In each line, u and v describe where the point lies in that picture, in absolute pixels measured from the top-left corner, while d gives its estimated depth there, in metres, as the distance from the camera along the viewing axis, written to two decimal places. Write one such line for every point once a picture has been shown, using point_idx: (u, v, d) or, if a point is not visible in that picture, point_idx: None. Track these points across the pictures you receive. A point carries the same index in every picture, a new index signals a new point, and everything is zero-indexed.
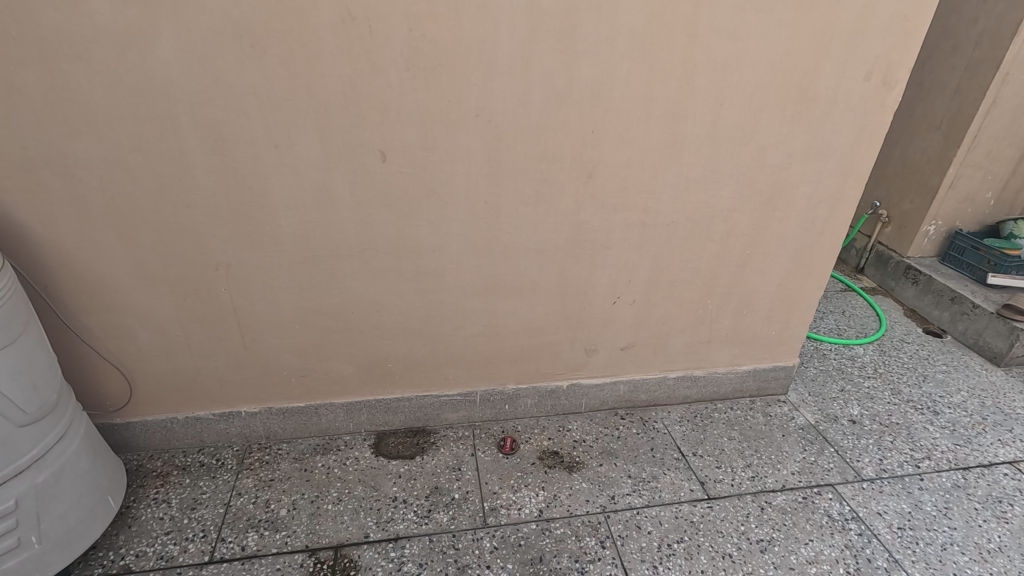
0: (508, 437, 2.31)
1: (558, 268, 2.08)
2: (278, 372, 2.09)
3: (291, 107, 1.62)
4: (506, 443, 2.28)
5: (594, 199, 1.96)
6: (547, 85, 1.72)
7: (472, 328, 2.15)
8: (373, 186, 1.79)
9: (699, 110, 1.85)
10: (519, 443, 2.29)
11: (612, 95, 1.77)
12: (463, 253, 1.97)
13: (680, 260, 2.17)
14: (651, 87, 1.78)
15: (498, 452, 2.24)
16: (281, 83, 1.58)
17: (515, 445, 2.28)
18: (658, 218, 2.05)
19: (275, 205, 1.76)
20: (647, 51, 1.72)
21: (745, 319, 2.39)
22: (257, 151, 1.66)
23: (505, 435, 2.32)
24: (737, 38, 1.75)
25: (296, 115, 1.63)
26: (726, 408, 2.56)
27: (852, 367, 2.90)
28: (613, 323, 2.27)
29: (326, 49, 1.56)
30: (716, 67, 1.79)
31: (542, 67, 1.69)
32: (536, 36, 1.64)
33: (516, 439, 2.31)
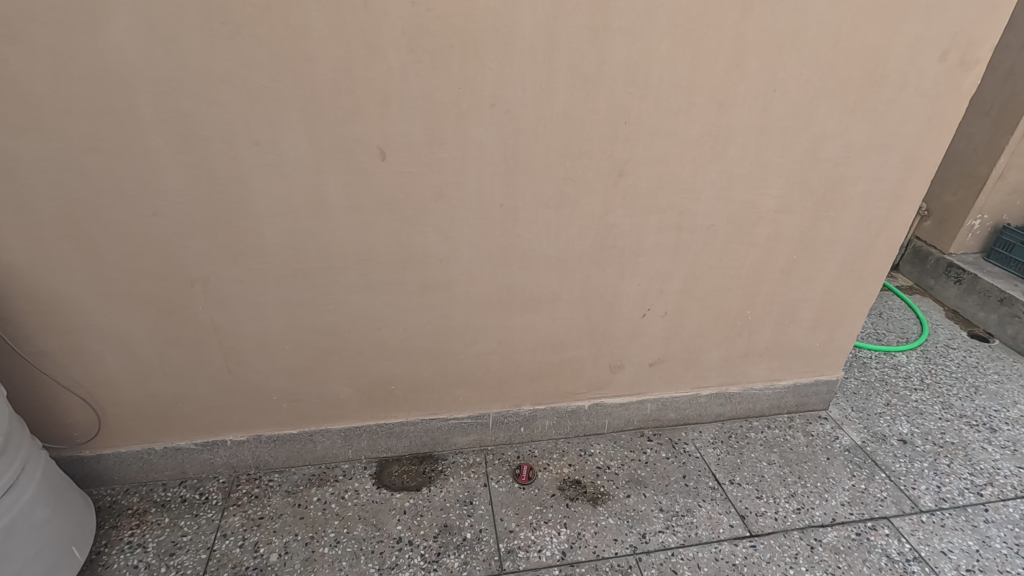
0: (524, 464, 2.09)
1: (582, 279, 1.83)
2: (267, 397, 1.85)
3: (273, 96, 1.36)
4: (522, 471, 2.06)
5: (625, 200, 1.70)
6: (575, 67, 1.45)
7: (484, 346, 1.90)
8: (371, 189, 1.53)
9: (750, 96, 1.59)
10: (536, 471, 2.06)
11: (650, 79, 1.51)
12: (475, 264, 1.72)
13: (720, 267, 1.91)
14: (696, 69, 1.52)
15: (514, 482, 2.02)
16: (259, 67, 1.32)
17: (533, 474, 2.05)
18: (697, 220, 1.79)
19: (257, 212, 1.51)
20: (692, 27, 1.45)
21: (788, 330, 2.15)
22: (234, 149, 1.41)
23: (521, 462, 2.10)
24: (799, 10, 1.48)
25: (278, 106, 1.38)
26: (763, 427, 2.32)
27: (896, 378, 2.66)
28: (643, 337, 2.02)
29: (312, 26, 1.29)
30: (773, 45, 1.52)
31: (570, 46, 1.42)
32: (562, 9, 1.37)
33: (533, 467, 2.08)
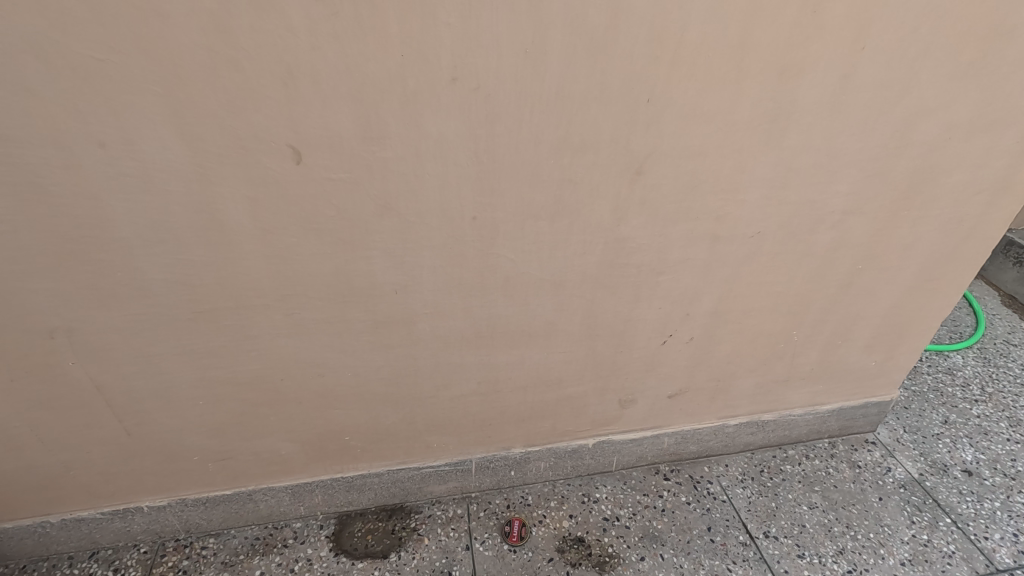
0: (516, 519, 1.72)
1: (585, 304, 1.40)
2: (186, 458, 1.46)
3: (114, 72, 0.89)
4: (513, 529, 1.69)
5: (644, 206, 1.25)
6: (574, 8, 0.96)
7: (459, 387, 1.50)
8: (286, 203, 1.08)
9: (829, 52, 1.10)
10: (530, 528, 1.70)
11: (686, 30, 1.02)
12: (442, 293, 1.29)
13: (763, 283, 1.48)
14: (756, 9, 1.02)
15: (503, 544, 1.65)
16: (81, 25, 0.84)
17: (527, 532, 1.69)
18: (738, 228, 1.34)
19: (126, 238, 1.06)
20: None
21: (839, 351, 1.73)
22: (70, 154, 0.95)
23: (511, 515, 1.73)
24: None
25: (127, 89, 0.91)
26: (800, 458, 1.95)
27: (952, 387, 2.27)
28: (661, 366, 1.61)
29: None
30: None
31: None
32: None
33: (526, 521, 1.72)
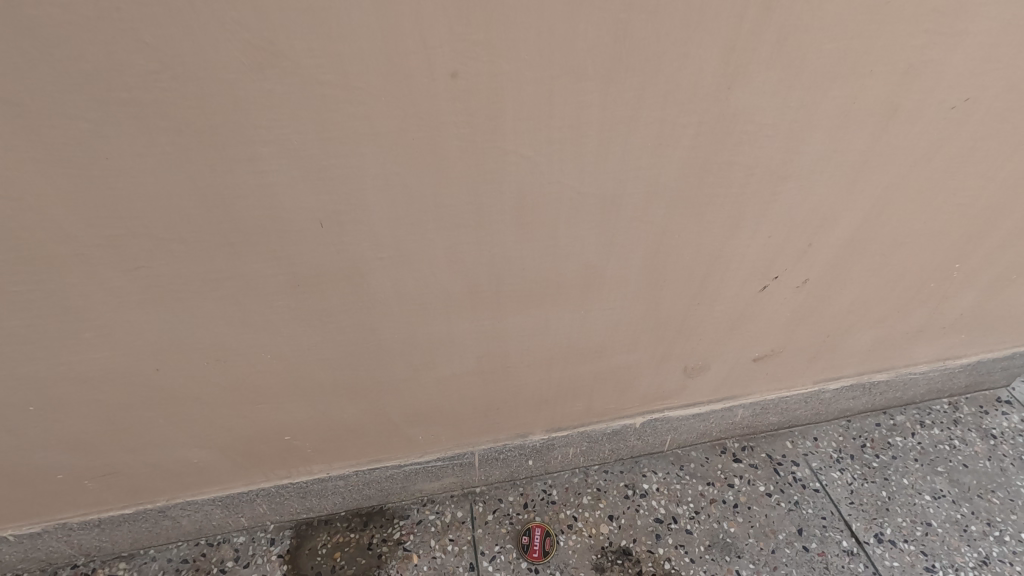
0: (537, 527, 1.26)
1: (652, 235, 0.84)
2: (48, 479, 0.98)
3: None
4: (532, 542, 1.23)
5: (780, 52, 0.65)
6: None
7: (450, 364, 0.98)
8: (43, 45, 0.50)
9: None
10: (556, 539, 1.24)
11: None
12: (407, 227, 0.74)
13: (939, 195, 0.90)
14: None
15: (518, 563, 1.20)
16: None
17: (552, 545, 1.23)
18: (932, 98, 0.75)
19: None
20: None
21: (1006, 291, 1.18)
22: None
23: (529, 521, 1.28)
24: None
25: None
26: (913, 426, 1.46)
27: None
28: (752, 321, 1.08)
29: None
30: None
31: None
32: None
33: (550, 528, 1.26)
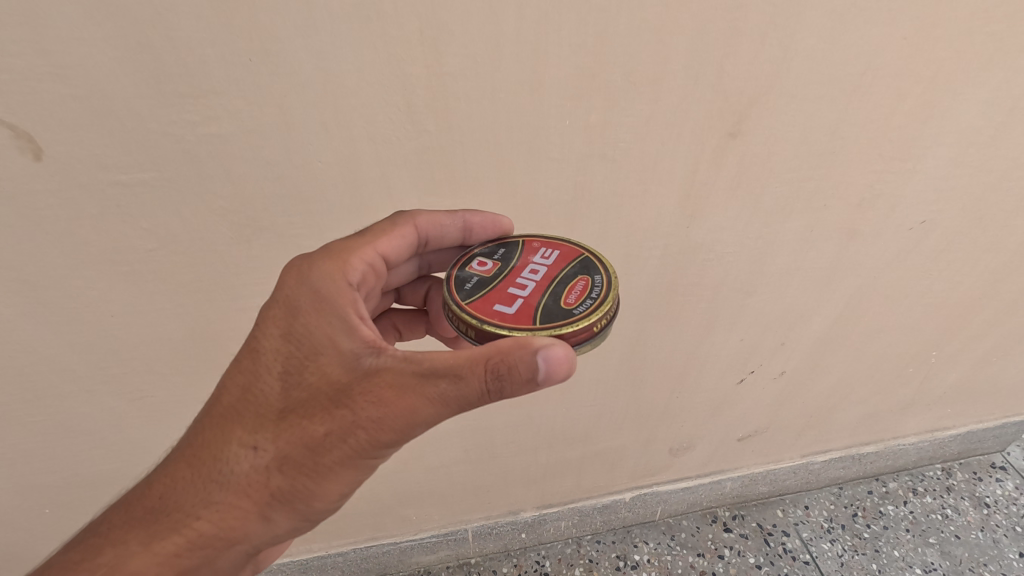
0: (552, 248, 0.61)
1: (622, 346, 0.88)
2: None
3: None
4: (507, 279, 0.58)
5: (728, 194, 0.68)
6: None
7: (434, 454, 1.02)
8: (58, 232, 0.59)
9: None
10: (599, 313, 0.52)
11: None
12: (387, 350, 0.81)
13: (904, 296, 0.92)
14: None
15: (460, 335, 0.55)
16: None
17: (584, 335, 0.51)
18: (883, 219, 0.77)
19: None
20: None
21: (988, 370, 1.17)
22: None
23: (530, 237, 0.64)
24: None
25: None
26: (905, 494, 1.46)
27: None
28: (730, 408, 1.09)
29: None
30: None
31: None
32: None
33: (590, 274, 0.56)
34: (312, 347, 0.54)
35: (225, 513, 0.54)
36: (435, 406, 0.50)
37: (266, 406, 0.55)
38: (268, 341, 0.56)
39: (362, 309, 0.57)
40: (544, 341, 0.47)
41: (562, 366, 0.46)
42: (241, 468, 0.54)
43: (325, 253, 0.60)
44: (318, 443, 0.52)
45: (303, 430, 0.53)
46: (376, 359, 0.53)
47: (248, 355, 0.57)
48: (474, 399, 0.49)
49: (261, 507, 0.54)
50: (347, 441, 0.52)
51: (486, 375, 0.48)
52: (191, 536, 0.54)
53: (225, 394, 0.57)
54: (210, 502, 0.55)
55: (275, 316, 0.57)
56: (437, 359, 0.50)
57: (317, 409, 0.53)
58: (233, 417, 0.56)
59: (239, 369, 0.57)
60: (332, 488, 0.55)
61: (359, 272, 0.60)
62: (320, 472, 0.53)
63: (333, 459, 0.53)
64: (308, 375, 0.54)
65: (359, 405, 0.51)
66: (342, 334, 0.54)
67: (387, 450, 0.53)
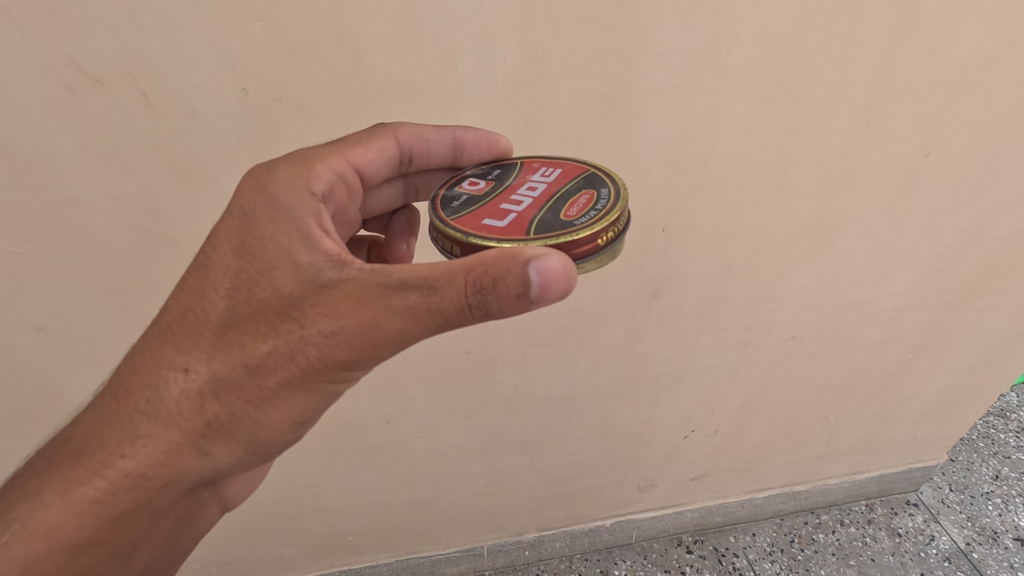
0: (554, 168, 0.68)
1: (599, 413, 1.26)
2: (185, 568, 1.40)
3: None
4: (502, 198, 0.64)
5: (661, 324, 1.08)
6: (580, 68, 0.71)
7: (465, 487, 1.38)
8: None
9: (904, 126, 0.85)
10: (603, 224, 0.57)
11: (730, 108, 0.78)
12: (439, 419, 1.18)
13: (798, 380, 1.30)
14: (819, 70, 0.76)
15: (447, 251, 0.61)
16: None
17: (590, 249, 0.56)
18: (769, 334, 1.16)
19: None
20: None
21: (882, 430, 1.53)
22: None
23: (529, 160, 0.71)
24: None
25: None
26: (834, 525, 1.79)
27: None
28: (682, 455, 1.45)
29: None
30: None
31: (582, 33, 0.68)
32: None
33: (595, 189, 0.62)
34: (264, 264, 0.60)
35: (155, 445, 0.61)
36: (402, 319, 0.54)
37: (207, 321, 0.61)
38: (223, 249, 0.62)
39: (324, 220, 0.62)
40: (536, 253, 0.51)
41: (560, 280, 0.49)
42: (174, 392, 0.61)
43: (296, 156, 0.68)
44: (258, 364, 0.58)
45: (244, 347, 0.59)
46: (336, 272, 0.57)
47: (198, 274, 0.63)
48: (453, 314, 0.52)
49: (194, 436, 0.61)
50: (293, 361, 0.57)
51: (467, 288, 0.51)
52: (118, 476, 0.61)
53: (170, 314, 0.63)
54: (140, 438, 0.62)
55: (230, 227, 0.63)
56: (413, 274, 0.53)
57: (261, 322, 0.58)
58: (172, 338, 0.62)
59: (186, 289, 0.63)
60: (276, 417, 0.61)
61: (325, 179, 0.66)
62: (261, 396, 0.59)
63: (272, 384, 0.59)
64: (258, 290, 0.59)
65: (309, 319, 0.56)
66: (303, 249, 0.59)
67: (344, 371, 0.58)
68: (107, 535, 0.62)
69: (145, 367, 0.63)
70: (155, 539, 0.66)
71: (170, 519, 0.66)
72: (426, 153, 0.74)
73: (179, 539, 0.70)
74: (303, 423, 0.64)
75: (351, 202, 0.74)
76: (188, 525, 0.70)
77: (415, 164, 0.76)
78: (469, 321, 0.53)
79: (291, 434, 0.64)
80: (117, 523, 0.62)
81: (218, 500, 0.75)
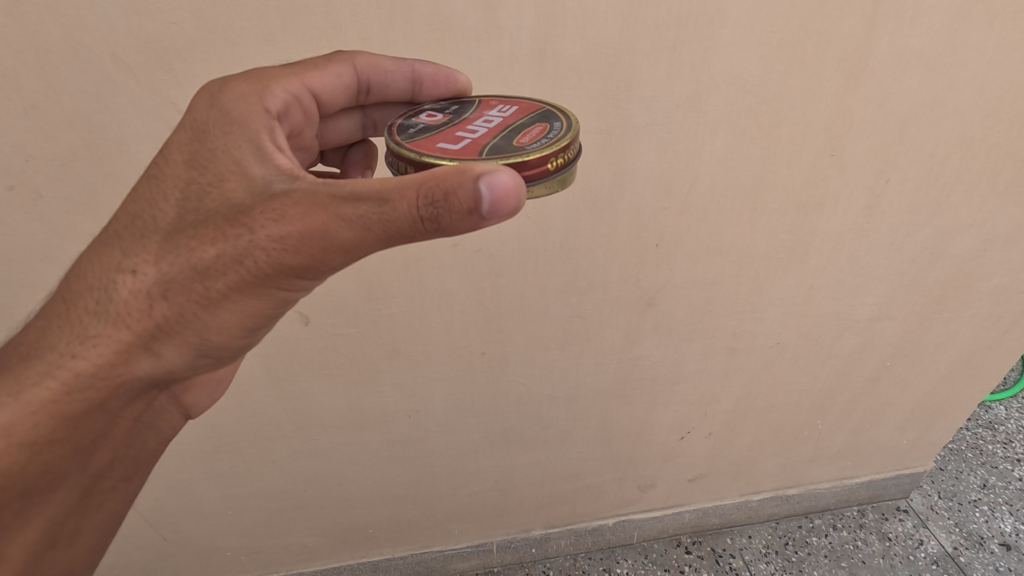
0: (510, 106, 0.73)
1: (600, 413, 1.38)
2: (219, 554, 1.51)
3: (62, 57, 0.73)
4: (458, 127, 0.70)
5: (656, 329, 1.20)
6: (582, 109, 0.85)
7: (477, 482, 1.49)
8: (297, 355, 1.11)
9: (862, 158, 0.98)
10: (553, 148, 0.62)
11: (710, 143, 0.92)
12: (456, 415, 1.30)
13: (784, 384, 1.42)
14: (786, 112, 0.90)
15: (401, 171, 0.65)
16: (52, 110, 0.76)
17: (541, 172, 0.61)
18: (754, 340, 1.28)
19: (64, 245, 0.86)
20: (797, 35, 0.83)
21: (866, 435, 1.64)
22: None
23: (487, 99, 0.76)
24: (984, 5, 0.84)
25: (76, 62, 0.73)
26: (828, 528, 1.78)
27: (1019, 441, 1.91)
28: (678, 455, 1.56)
29: (134, 57, 0.74)
30: (925, 50, 0.87)
31: (584, 81, 0.83)
32: (584, 19, 0.78)
33: (548, 122, 0.68)
34: (216, 174, 0.62)
35: (105, 346, 0.64)
36: (352, 227, 0.56)
37: (158, 227, 0.64)
38: (176, 159, 0.65)
39: (276, 135, 0.66)
40: (487, 170, 0.54)
41: (510, 196, 0.54)
42: (123, 292, 0.63)
43: (255, 75, 0.71)
44: (207, 267, 0.61)
45: (192, 251, 0.62)
46: (287, 183, 0.60)
47: (150, 183, 0.65)
48: (404, 225, 0.55)
49: (144, 338, 0.64)
50: (241, 263, 0.60)
51: (418, 201, 0.54)
52: (69, 375, 0.64)
53: (121, 220, 0.66)
54: (90, 339, 0.64)
55: (184, 141, 0.65)
56: (365, 187, 0.56)
57: (210, 227, 0.61)
58: (122, 242, 0.65)
59: (136, 198, 0.65)
60: (225, 320, 0.64)
61: (278, 99, 0.71)
62: (210, 299, 0.62)
63: (220, 287, 0.61)
64: (208, 196, 0.62)
65: (258, 223, 0.59)
66: (257, 162, 0.62)
67: (293, 278, 0.61)
68: (67, 432, 0.65)
69: (95, 271, 0.66)
70: (115, 441, 0.71)
71: (131, 422, 0.72)
72: (384, 81, 0.79)
73: (141, 441, 0.75)
74: (252, 331, 0.67)
75: (305, 124, 0.81)
76: (150, 427, 0.76)
77: (373, 92, 0.82)
78: (420, 234, 0.56)
79: (240, 341, 0.67)
80: (73, 421, 0.65)
81: (177, 407, 0.80)
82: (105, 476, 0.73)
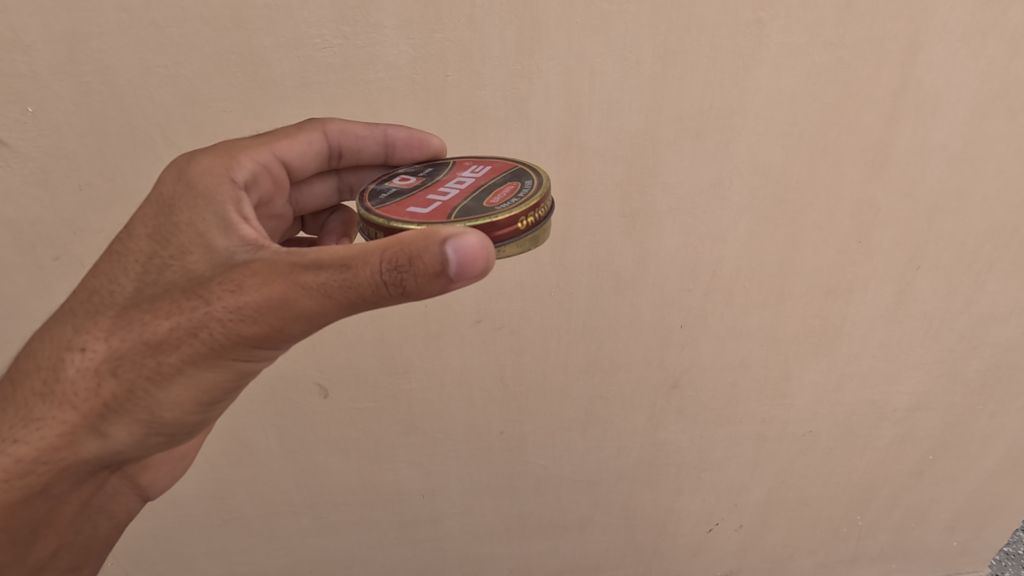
0: (484, 166, 0.75)
1: (622, 499, 1.31)
2: None
3: (119, 140, 0.78)
4: (429, 190, 0.71)
5: (681, 413, 1.16)
6: (605, 194, 0.87)
7: (489, 570, 1.41)
8: (311, 429, 1.10)
9: (891, 245, 0.97)
10: (523, 207, 0.63)
11: (734, 228, 0.92)
12: (471, 496, 1.25)
13: (819, 475, 1.34)
14: (808, 199, 0.91)
15: (372, 239, 0.66)
16: (104, 188, 0.81)
17: (512, 232, 0.62)
18: (785, 428, 1.22)
19: None
20: (816, 127, 0.85)
21: (912, 534, 1.51)
22: (40, 169, 0.79)
23: (460, 160, 0.79)
24: (1006, 101, 0.85)
25: (131, 146, 0.79)
26: None
27: None
28: (705, 549, 1.46)
29: (184, 140, 0.79)
30: (948, 142, 0.88)
31: (609, 167, 0.85)
32: (609, 112, 0.81)
33: (520, 180, 0.69)
34: (178, 247, 0.64)
35: (49, 428, 0.63)
36: (313, 295, 0.56)
37: (114, 301, 0.65)
38: (140, 234, 0.67)
39: (242, 206, 0.68)
40: (454, 233, 0.54)
41: (478, 256, 0.53)
42: (71, 370, 0.63)
43: (224, 147, 0.74)
44: (160, 341, 0.62)
45: (147, 326, 0.62)
46: (249, 254, 0.61)
47: (111, 260, 0.67)
48: (368, 290, 0.55)
49: (91, 418, 0.63)
50: (196, 336, 0.60)
51: (382, 266, 0.54)
52: (10, 463, 0.63)
53: (79, 299, 0.67)
54: (33, 422, 0.64)
55: (149, 215, 0.68)
56: (326, 255, 0.57)
57: (168, 302, 0.62)
58: (75, 319, 0.66)
59: (97, 274, 0.67)
60: (178, 396, 0.63)
61: (246, 169, 0.74)
62: (162, 374, 0.62)
63: (173, 361, 0.61)
64: (170, 270, 0.64)
65: (215, 295, 0.60)
66: (220, 234, 0.64)
67: (252, 349, 0.61)
68: (4, 522, 0.64)
69: (46, 348, 0.66)
70: (61, 526, 0.71)
71: (78, 503, 0.71)
72: (356, 145, 0.81)
73: (90, 528, 0.75)
74: (208, 405, 0.66)
75: (276, 194, 0.83)
76: (101, 515, 0.76)
77: (345, 156, 0.83)
78: (385, 299, 0.55)
79: (195, 416, 0.66)
80: (13, 511, 0.64)
81: (133, 489, 0.79)
82: (48, 567, 0.73)
